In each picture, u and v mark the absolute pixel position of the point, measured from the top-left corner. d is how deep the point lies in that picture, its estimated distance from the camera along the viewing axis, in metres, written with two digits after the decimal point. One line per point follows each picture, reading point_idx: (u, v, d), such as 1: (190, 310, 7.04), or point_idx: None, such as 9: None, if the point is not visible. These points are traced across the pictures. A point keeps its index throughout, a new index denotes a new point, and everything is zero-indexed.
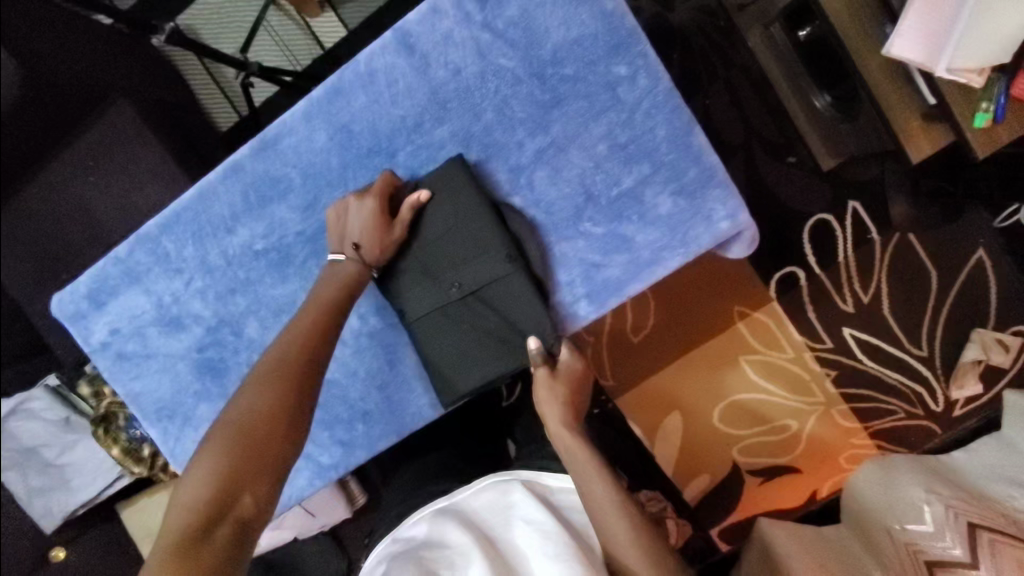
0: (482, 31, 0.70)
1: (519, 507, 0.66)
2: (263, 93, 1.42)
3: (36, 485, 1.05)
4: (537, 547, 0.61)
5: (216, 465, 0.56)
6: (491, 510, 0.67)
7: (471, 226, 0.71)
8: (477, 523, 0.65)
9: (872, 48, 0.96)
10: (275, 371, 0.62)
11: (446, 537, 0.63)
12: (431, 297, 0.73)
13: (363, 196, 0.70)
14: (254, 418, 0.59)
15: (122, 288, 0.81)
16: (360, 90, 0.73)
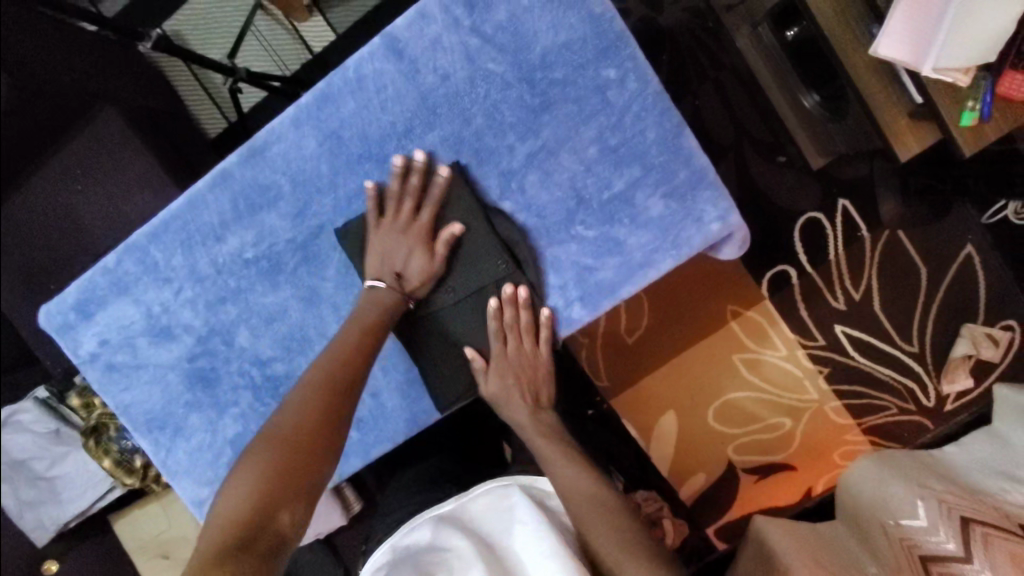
0: (470, 35, 0.69)
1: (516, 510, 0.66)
2: (252, 98, 1.41)
3: (26, 499, 1.02)
4: (533, 546, 0.61)
5: (260, 476, 0.57)
6: (487, 511, 0.67)
7: (465, 231, 0.71)
8: (474, 528, 0.65)
9: (859, 48, 0.97)
10: (315, 388, 0.63)
11: (442, 542, 0.63)
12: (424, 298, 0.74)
13: (408, 232, 0.70)
14: (293, 433, 0.60)
15: (110, 298, 0.80)
16: (348, 96, 0.72)
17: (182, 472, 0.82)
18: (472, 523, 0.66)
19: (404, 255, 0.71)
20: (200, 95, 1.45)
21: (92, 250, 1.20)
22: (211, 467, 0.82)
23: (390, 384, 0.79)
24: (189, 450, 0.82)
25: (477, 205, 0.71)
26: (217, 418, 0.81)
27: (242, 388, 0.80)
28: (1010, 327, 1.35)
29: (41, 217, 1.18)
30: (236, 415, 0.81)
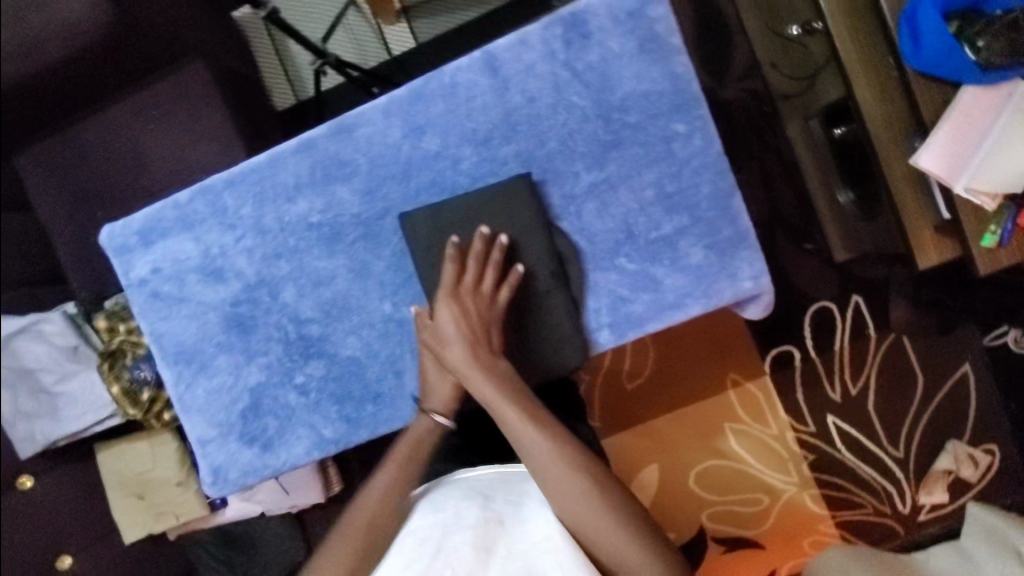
0: (561, 68, 0.76)
1: (516, 482, 0.77)
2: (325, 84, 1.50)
3: (24, 409, 1.05)
4: (537, 515, 0.71)
5: None
6: (494, 480, 0.77)
7: (524, 238, 0.75)
8: (478, 486, 0.75)
9: (899, 157, 1.04)
10: (353, 530, 0.72)
11: (445, 504, 0.72)
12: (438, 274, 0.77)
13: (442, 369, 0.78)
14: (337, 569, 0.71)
15: (174, 233, 0.84)
16: (440, 98, 0.78)
17: (196, 409, 0.86)
18: (476, 481, 0.76)
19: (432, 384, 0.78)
20: (275, 67, 1.53)
21: (149, 186, 1.27)
22: (225, 410, 0.86)
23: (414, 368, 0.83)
24: (208, 390, 0.86)
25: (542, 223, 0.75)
26: (243, 365, 0.85)
27: (275, 340, 0.84)
28: (991, 451, 1.40)
29: (115, 149, 1.27)
30: (262, 365, 0.85)
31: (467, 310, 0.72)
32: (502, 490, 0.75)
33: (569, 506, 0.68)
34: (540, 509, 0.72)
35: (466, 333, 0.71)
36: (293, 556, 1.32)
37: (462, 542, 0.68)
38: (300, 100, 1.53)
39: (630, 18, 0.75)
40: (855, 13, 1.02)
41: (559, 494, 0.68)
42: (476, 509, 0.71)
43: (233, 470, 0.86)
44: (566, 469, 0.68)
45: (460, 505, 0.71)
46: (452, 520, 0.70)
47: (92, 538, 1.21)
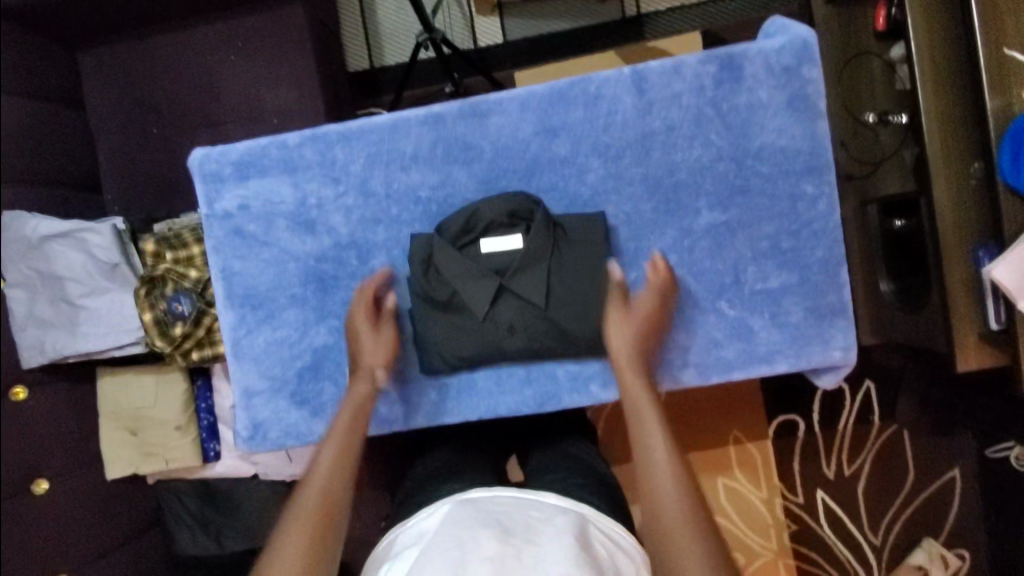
0: (707, 105, 0.77)
1: (538, 514, 0.69)
2: (399, 54, 1.46)
3: (40, 315, 1.00)
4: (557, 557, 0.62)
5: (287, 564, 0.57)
6: (517, 513, 0.69)
7: (595, 292, 0.76)
8: (495, 514, 0.68)
9: (961, 261, 1.06)
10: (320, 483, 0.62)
11: (461, 531, 0.66)
12: (463, 263, 0.77)
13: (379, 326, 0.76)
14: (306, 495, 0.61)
15: (273, 172, 0.81)
16: (582, 105, 0.78)
17: (251, 358, 0.82)
18: (497, 508, 0.70)
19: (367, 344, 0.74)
20: (355, 21, 1.47)
21: (213, 117, 1.22)
22: (282, 365, 0.82)
23: (486, 366, 0.82)
24: (269, 340, 0.83)
25: (594, 337, 0.77)
26: (312, 324, 0.82)
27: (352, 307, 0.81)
28: (963, 556, 1.38)
29: (187, 72, 1.22)
30: (332, 328, 0.82)
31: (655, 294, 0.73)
32: (523, 522, 0.68)
33: (663, 504, 0.58)
34: (561, 548, 0.63)
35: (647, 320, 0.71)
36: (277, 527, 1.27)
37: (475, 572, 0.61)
38: (373, 59, 1.47)
39: (785, 72, 0.76)
40: (952, 117, 1.05)
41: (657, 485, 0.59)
42: (493, 540, 0.64)
43: (275, 428, 0.83)
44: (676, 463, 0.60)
45: (476, 533, 0.65)
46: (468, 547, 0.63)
47: (64, 467, 1.10)
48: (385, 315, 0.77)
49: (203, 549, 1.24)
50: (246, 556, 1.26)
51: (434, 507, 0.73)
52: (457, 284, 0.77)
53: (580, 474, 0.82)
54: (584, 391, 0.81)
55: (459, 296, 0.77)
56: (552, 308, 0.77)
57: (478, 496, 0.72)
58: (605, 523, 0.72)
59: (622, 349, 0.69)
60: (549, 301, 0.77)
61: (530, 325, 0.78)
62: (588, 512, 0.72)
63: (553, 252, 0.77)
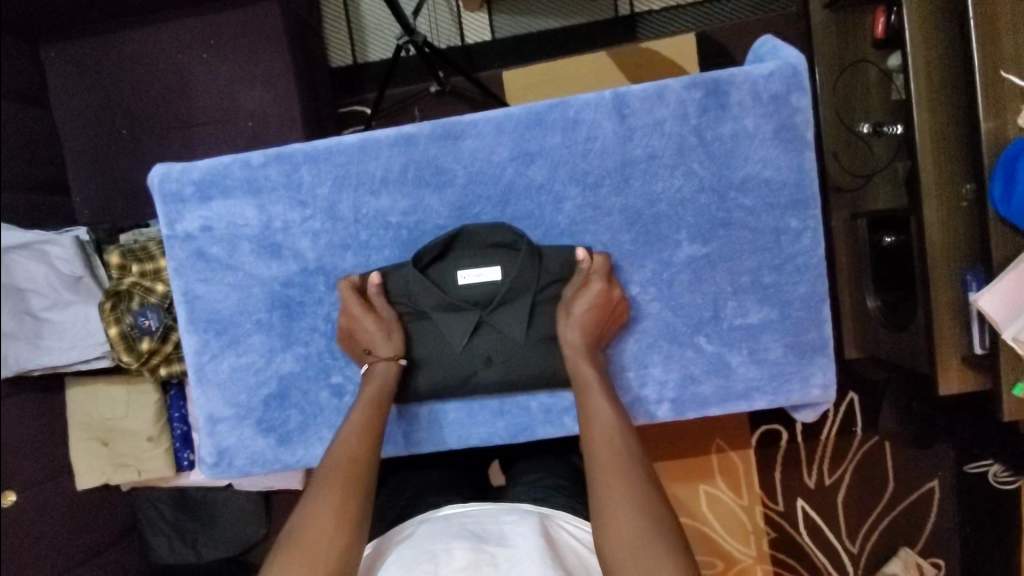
0: (690, 133, 0.73)
1: (512, 519, 0.69)
2: (382, 50, 1.40)
3: (5, 328, 0.94)
4: (531, 556, 0.62)
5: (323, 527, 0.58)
6: (488, 522, 0.69)
7: None
8: (469, 526, 0.68)
9: (948, 286, 1.04)
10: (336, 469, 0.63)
11: (435, 542, 0.64)
12: (442, 295, 0.74)
13: (376, 312, 0.74)
14: (334, 470, 0.63)
15: (237, 193, 0.78)
16: (560, 130, 0.74)
17: (215, 384, 0.80)
18: (467, 518, 0.69)
19: (369, 332, 0.73)
20: (337, 15, 1.41)
21: (186, 118, 1.17)
22: (247, 392, 0.80)
23: (458, 397, 0.80)
24: (234, 366, 0.80)
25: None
26: (279, 350, 0.79)
27: (320, 334, 0.79)
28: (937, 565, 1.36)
29: (156, 69, 1.16)
30: (299, 355, 0.79)
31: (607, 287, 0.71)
32: (496, 532, 0.67)
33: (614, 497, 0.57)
34: (535, 552, 0.63)
35: (593, 322, 0.71)
36: (255, 532, 1.26)
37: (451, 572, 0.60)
38: (355, 55, 1.41)
39: (773, 101, 0.73)
40: (945, 137, 1.01)
41: (608, 500, 0.57)
42: (466, 550, 0.62)
43: (241, 455, 0.81)
44: (626, 473, 0.59)
45: (450, 543, 0.64)
46: (441, 559, 0.61)
47: (32, 481, 1.07)
48: (377, 308, 0.74)
49: (180, 558, 1.24)
50: (229, 563, 1.27)
51: (409, 524, 0.71)
52: (432, 318, 0.76)
53: (547, 489, 0.79)
54: (558, 424, 0.80)
55: (433, 335, 0.76)
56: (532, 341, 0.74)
57: (455, 512, 0.71)
58: (580, 526, 0.72)
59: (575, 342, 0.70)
60: (527, 336, 0.75)
61: (507, 360, 0.76)
62: (558, 513, 0.72)
63: (536, 283, 0.74)
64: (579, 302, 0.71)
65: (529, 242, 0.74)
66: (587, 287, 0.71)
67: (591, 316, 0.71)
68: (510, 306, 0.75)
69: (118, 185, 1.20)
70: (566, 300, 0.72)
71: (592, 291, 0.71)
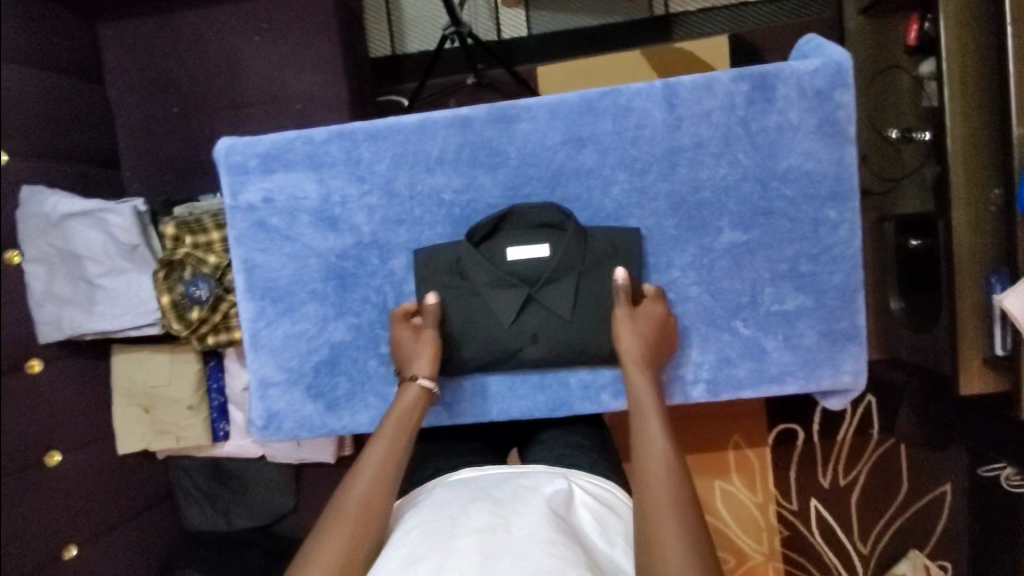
0: (736, 124, 0.77)
1: (529, 483, 0.67)
2: (421, 41, 1.44)
3: (58, 292, 1.01)
4: (547, 523, 0.59)
5: (342, 554, 0.58)
6: (504, 486, 0.66)
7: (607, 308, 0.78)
8: (486, 489, 0.65)
9: (972, 287, 1.06)
10: (360, 508, 0.61)
11: (449, 508, 0.62)
12: (492, 272, 0.78)
13: (422, 330, 0.77)
14: (364, 497, 0.63)
15: (299, 167, 0.81)
16: (611, 117, 0.78)
17: (269, 349, 0.84)
18: (485, 484, 0.67)
19: (412, 356, 0.76)
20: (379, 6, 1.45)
21: (235, 98, 1.22)
22: (299, 358, 0.84)
23: (501, 370, 0.83)
24: (288, 333, 0.84)
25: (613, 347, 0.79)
26: (331, 319, 0.83)
27: (372, 305, 0.83)
28: (945, 568, 1.30)
29: (209, 51, 1.21)
30: (350, 325, 0.83)
31: (652, 324, 0.75)
32: (512, 493, 0.65)
33: (659, 501, 0.57)
34: (551, 519, 0.60)
35: (650, 338, 0.74)
36: (283, 504, 1.31)
37: (466, 536, 0.57)
38: (394, 46, 1.45)
39: (817, 96, 0.76)
40: (976, 140, 1.04)
41: (653, 502, 0.57)
42: (483, 512, 0.60)
43: (289, 419, 0.85)
44: (673, 484, 0.58)
45: (466, 507, 0.62)
46: (457, 522, 0.59)
47: (78, 442, 1.12)
48: (425, 327, 0.77)
49: (212, 525, 1.29)
50: (256, 532, 1.31)
51: (426, 491, 0.70)
52: (482, 294, 0.78)
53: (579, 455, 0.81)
54: (595, 400, 0.83)
55: (482, 312, 0.79)
56: (577, 320, 0.78)
57: (470, 477, 0.70)
58: (600, 492, 0.70)
59: (633, 353, 0.72)
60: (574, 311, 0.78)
61: (552, 335, 0.79)
62: (582, 478, 0.71)
63: (584, 261, 0.77)
64: (637, 319, 0.74)
65: (578, 224, 0.77)
66: (644, 306, 0.76)
67: (647, 337, 0.73)
68: (556, 283, 0.78)
69: (167, 162, 1.24)
70: (621, 314, 0.74)
71: (649, 315, 0.75)
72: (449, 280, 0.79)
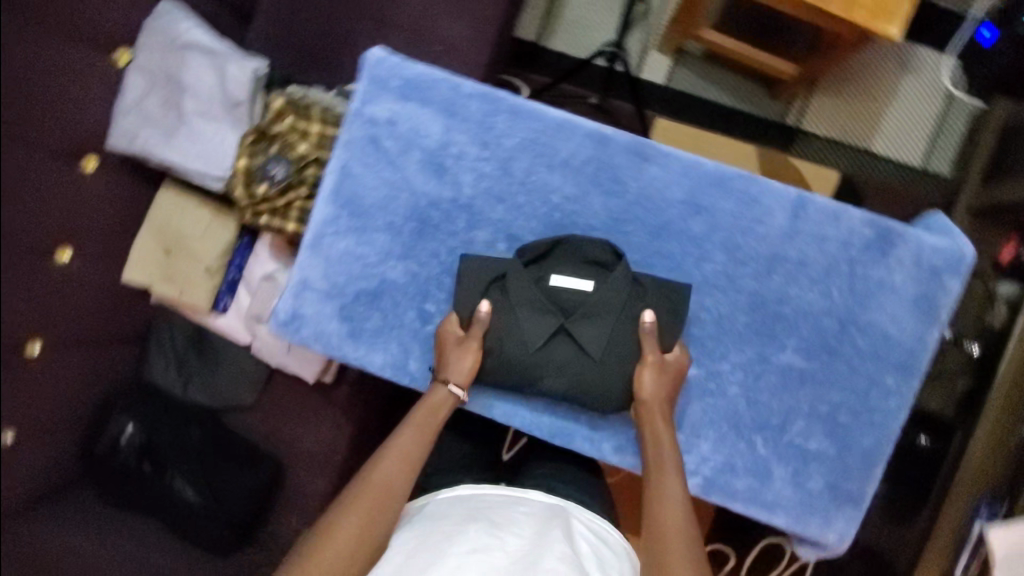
0: (844, 262, 0.78)
1: (523, 511, 0.76)
2: (566, 43, 1.46)
3: (146, 110, 1.01)
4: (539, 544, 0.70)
5: (359, 526, 0.72)
6: (497, 506, 0.77)
7: (625, 353, 0.78)
8: (481, 509, 0.76)
9: (961, 507, 1.06)
10: (378, 489, 0.75)
11: (451, 522, 0.73)
12: (531, 293, 0.78)
13: (466, 338, 0.78)
14: (384, 479, 0.76)
15: (432, 106, 0.82)
16: (736, 200, 0.79)
17: (323, 255, 0.83)
18: (480, 500, 0.78)
19: (450, 357, 0.77)
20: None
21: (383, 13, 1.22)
22: (347, 277, 0.84)
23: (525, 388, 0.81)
24: (348, 250, 0.83)
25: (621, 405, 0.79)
26: (394, 256, 0.83)
27: (436, 262, 0.83)
28: None
29: None
30: (408, 270, 0.83)
31: (674, 379, 0.77)
32: (504, 515, 0.75)
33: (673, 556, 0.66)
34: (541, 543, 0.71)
35: (662, 389, 0.77)
36: (241, 398, 1.27)
37: (464, 552, 0.68)
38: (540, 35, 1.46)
39: (929, 272, 0.78)
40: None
41: (668, 551, 0.66)
42: (478, 531, 0.71)
43: (309, 329, 0.84)
44: (688, 542, 0.67)
45: (463, 526, 0.72)
46: (455, 537, 0.70)
47: (93, 252, 1.12)
48: (470, 335, 0.78)
49: (168, 386, 1.27)
50: (203, 412, 1.27)
51: (428, 499, 0.81)
52: (514, 314, 0.78)
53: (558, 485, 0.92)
54: (596, 445, 0.83)
55: (512, 329, 0.78)
56: (602, 365, 0.77)
57: (467, 493, 0.80)
58: (594, 522, 0.79)
59: (655, 401, 0.76)
60: (606, 353, 0.78)
61: (582, 368, 0.78)
62: (572, 508, 0.80)
63: (630, 301, 0.78)
64: (658, 370, 0.77)
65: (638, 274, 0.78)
66: (666, 360, 0.77)
67: (660, 394, 0.76)
68: (601, 318, 0.78)
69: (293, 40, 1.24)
70: (652, 362, 0.76)
71: (671, 368, 0.77)
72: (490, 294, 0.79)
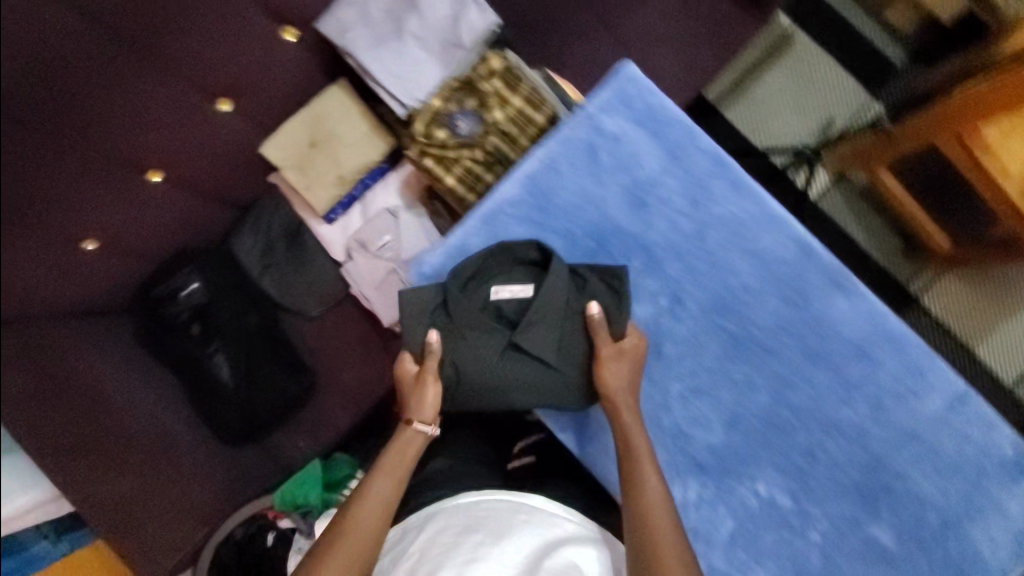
0: (966, 469, 0.90)
1: (519, 521, 0.83)
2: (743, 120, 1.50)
3: (369, 13, 1.02)
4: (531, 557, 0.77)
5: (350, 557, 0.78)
6: (493, 515, 0.84)
7: (575, 340, 0.91)
8: (478, 519, 0.83)
9: None
10: (360, 526, 0.81)
11: (450, 536, 0.80)
12: (473, 318, 0.89)
13: (425, 379, 0.88)
14: (370, 512, 0.83)
15: (677, 158, 0.97)
16: (898, 367, 0.92)
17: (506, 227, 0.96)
18: (476, 509, 0.85)
19: (417, 401, 0.88)
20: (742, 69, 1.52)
21: None
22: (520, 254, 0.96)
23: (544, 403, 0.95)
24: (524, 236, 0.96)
25: (585, 398, 0.92)
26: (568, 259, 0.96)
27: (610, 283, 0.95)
28: None
29: None
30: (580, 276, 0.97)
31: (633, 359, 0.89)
32: (501, 524, 0.82)
33: None
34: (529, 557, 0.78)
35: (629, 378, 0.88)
36: (306, 306, 1.24)
37: (461, 565, 0.75)
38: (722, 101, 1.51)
39: None
40: None
41: None
42: (477, 542, 0.79)
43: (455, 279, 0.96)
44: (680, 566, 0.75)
45: (461, 539, 0.79)
46: (451, 552, 0.77)
47: (252, 114, 1.14)
48: (424, 371, 0.88)
49: (247, 263, 1.22)
50: (267, 302, 1.24)
51: (422, 515, 0.89)
52: (463, 336, 0.89)
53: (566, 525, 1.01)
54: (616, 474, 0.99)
55: (465, 350, 0.88)
56: (557, 367, 0.90)
57: (466, 503, 0.87)
58: (588, 531, 0.87)
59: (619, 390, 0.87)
60: (562, 344, 0.91)
61: (558, 358, 0.90)
62: (567, 516, 0.88)
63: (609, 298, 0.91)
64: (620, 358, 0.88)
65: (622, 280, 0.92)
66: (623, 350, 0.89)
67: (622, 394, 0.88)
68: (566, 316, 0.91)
69: None
70: (609, 353, 0.88)
71: (632, 354, 0.89)
72: (437, 322, 0.90)
